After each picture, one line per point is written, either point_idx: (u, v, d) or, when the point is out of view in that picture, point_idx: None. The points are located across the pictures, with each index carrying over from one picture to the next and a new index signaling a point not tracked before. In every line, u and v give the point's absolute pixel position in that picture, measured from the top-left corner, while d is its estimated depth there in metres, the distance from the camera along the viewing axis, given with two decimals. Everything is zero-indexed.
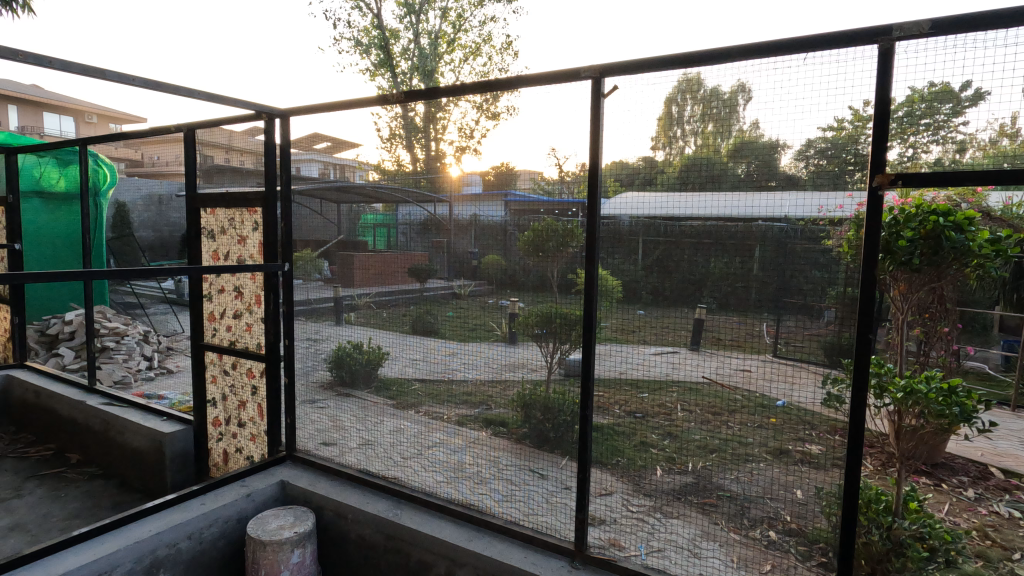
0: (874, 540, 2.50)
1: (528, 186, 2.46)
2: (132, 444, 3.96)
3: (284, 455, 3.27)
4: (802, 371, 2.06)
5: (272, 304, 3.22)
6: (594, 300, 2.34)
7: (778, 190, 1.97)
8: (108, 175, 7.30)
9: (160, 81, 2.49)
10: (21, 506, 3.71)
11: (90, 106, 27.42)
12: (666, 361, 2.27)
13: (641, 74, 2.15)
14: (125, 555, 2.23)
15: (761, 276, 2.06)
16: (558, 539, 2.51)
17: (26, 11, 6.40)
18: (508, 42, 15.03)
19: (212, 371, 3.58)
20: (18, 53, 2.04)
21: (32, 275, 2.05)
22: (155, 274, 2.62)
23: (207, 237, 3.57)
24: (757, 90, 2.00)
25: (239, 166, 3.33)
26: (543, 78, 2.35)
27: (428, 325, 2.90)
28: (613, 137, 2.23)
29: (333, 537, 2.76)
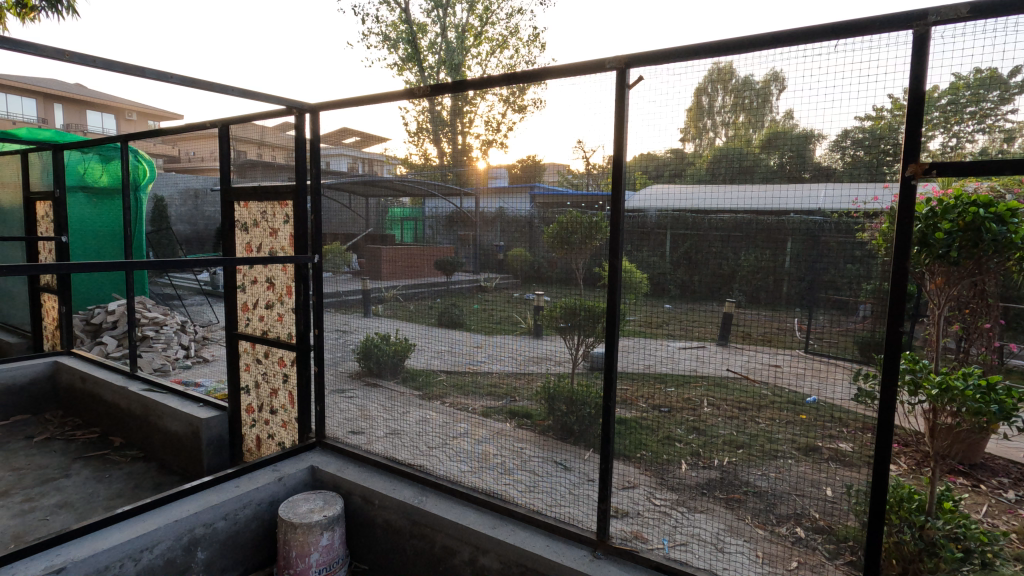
0: (906, 540, 2.45)
1: (554, 179, 2.47)
2: (170, 429, 4.12)
3: (313, 442, 3.32)
4: (835, 368, 2.06)
5: (303, 294, 3.30)
6: (619, 292, 2.31)
7: (811, 182, 1.93)
8: (147, 172, 7.53)
9: (196, 78, 2.57)
10: (69, 485, 3.91)
11: (130, 104, 28.39)
12: (693, 356, 2.35)
13: (667, 64, 2.12)
14: (164, 533, 2.33)
15: (793, 270, 2.02)
16: (581, 529, 2.37)
17: (71, 13, 6.65)
18: (536, 34, 14.97)
19: (246, 360, 3.70)
20: (64, 53, 2.13)
21: (77, 265, 2.14)
22: (190, 266, 2.69)
23: (241, 230, 3.67)
24: (789, 79, 1.96)
25: (271, 161, 3.44)
26: (569, 70, 2.33)
27: (454, 318, 2.95)
28: (639, 129, 2.20)
29: (360, 522, 2.83)
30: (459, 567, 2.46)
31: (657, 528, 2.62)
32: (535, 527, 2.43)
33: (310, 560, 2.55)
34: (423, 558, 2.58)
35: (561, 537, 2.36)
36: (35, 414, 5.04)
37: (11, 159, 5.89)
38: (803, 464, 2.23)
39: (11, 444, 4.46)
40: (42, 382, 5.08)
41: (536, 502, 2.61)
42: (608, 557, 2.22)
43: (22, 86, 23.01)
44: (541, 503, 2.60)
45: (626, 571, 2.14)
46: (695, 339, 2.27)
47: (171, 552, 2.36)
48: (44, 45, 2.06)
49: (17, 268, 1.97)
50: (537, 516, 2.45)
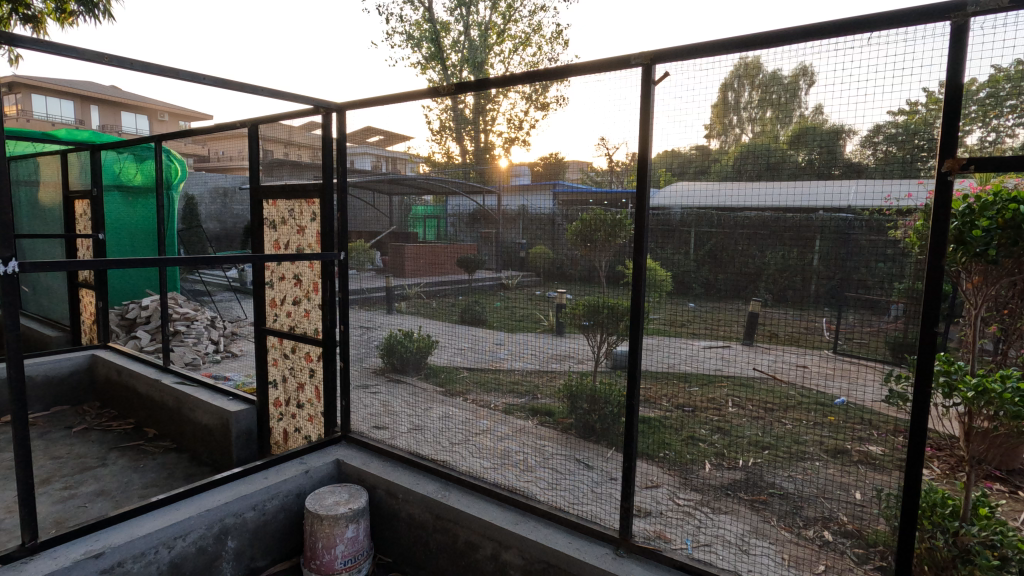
0: (939, 546, 2.38)
1: (576, 177, 2.42)
2: (201, 421, 4.23)
3: (338, 436, 3.37)
4: (864, 369, 2.08)
5: (329, 291, 3.32)
6: (644, 290, 2.26)
7: (841, 179, 1.90)
8: (179, 172, 7.73)
9: (227, 79, 2.64)
10: (106, 474, 4.04)
11: (163, 106, 29.16)
12: (717, 357, 2.50)
13: (693, 59, 2.08)
14: (197, 521, 2.40)
15: (821, 269, 1.99)
16: (604, 527, 2.36)
17: (107, 18, 6.85)
18: (559, 31, 14.91)
19: (273, 355, 3.77)
20: (103, 56, 2.21)
21: (114, 261, 2.22)
22: (221, 262, 2.75)
23: (269, 227, 3.75)
24: (820, 73, 1.91)
25: (296, 160, 3.49)
26: (591, 67, 2.32)
27: (476, 315, 3.02)
28: (665, 125, 2.15)
29: (384, 515, 2.86)
30: (481, 562, 2.47)
31: (680, 528, 2.62)
32: (557, 524, 2.43)
33: (335, 552, 2.59)
34: (446, 553, 2.60)
35: (583, 535, 2.35)
36: (73, 405, 5.23)
37: (51, 160, 6.11)
38: (833, 467, 2.24)
39: (51, 434, 4.64)
40: (80, 374, 5.26)
41: (558, 500, 2.61)
42: (630, 556, 2.21)
43: (60, 89, 23.83)
44: (563, 501, 2.59)
45: (650, 570, 2.13)
46: (720, 338, 2.32)
47: (203, 540, 2.43)
48: (84, 48, 2.14)
49: (59, 264, 2.05)
50: (560, 513, 2.45)
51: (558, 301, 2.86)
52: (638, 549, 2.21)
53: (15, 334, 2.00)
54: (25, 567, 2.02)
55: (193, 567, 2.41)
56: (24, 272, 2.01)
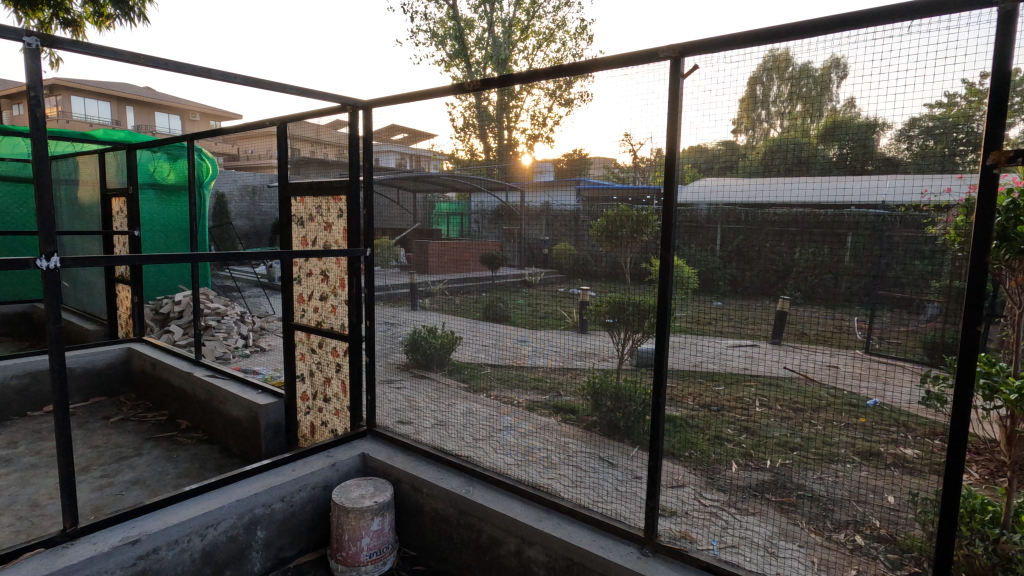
0: (977, 553, 2.30)
1: (600, 173, 2.40)
2: (231, 414, 4.32)
3: (364, 430, 3.40)
4: (899, 372, 2.14)
5: (356, 288, 3.36)
6: (671, 287, 2.17)
7: (876, 174, 1.84)
8: (209, 168, 7.91)
9: (258, 79, 2.68)
10: (141, 463, 4.17)
11: (195, 107, 29.89)
12: (743, 355, 2.45)
13: (724, 52, 2.02)
14: (227, 511, 2.46)
15: (853, 266, 1.97)
16: (629, 526, 2.32)
17: (142, 21, 7.01)
18: (583, 26, 14.80)
19: (300, 349, 3.84)
20: (139, 57, 2.27)
21: (150, 257, 2.28)
22: (249, 258, 2.78)
23: (297, 224, 3.80)
24: (854, 64, 1.85)
25: (324, 158, 3.58)
26: (618, 60, 2.28)
27: (498, 312, 3.10)
28: (693, 120, 2.11)
29: (408, 509, 2.89)
30: (505, 558, 2.47)
31: (706, 528, 2.58)
32: (582, 522, 2.39)
33: (361, 544, 2.63)
34: (470, 548, 2.61)
35: (608, 534, 2.31)
36: (111, 396, 5.39)
37: (89, 159, 6.31)
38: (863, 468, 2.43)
39: (90, 424, 4.81)
40: (117, 367, 5.43)
41: (582, 497, 2.59)
42: (656, 555, 2.16)
43: (97, 91, 24.61)
44: (587, 499, 2.57)
45: (677, 571, 2.07)
46: (747, 338, 2.27)
47: (234, 529, 2.49)
48: (121, 50, 2.20)
49: (97, 259, 2.11)
50: (584, 511, 2.40)
51: (582, 299, 2.85)
52: (664, 549, 2.16)
53: (56, 328, 2.07)
54: (67, 552, 2.09)
55: (225, 555, 2.46)
56: (66, 267, 2.08)
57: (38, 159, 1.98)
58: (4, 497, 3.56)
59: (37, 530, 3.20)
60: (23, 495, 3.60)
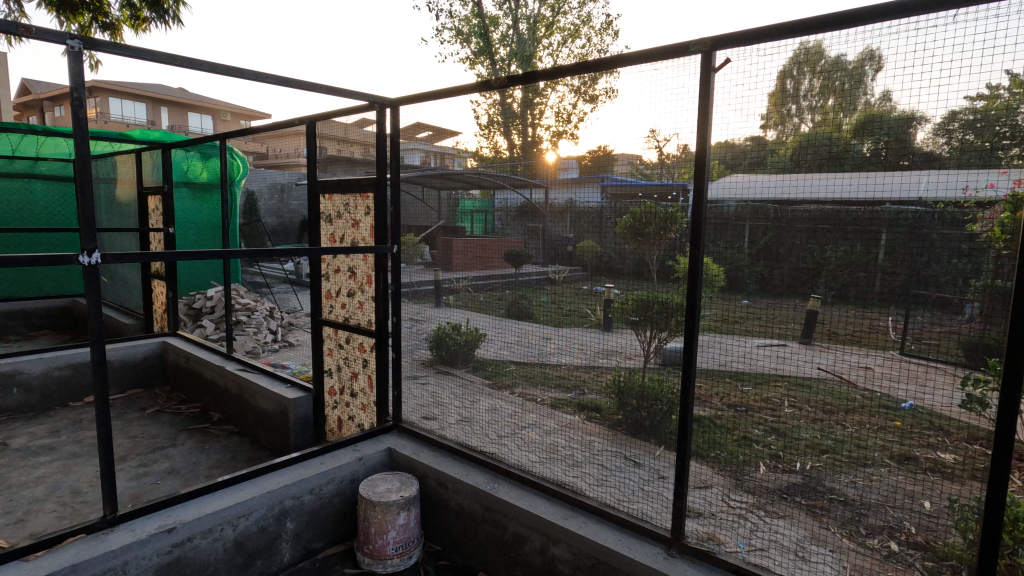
0: (1021, 564, 2.22)
1: (626, 170, 2.36)
2: (261, 407, 4.42)
3: (390, 425, 3.43)
4: (935, 371, 2.01)
5: (382, 284, 3.41)
6: (700, 285, 2.17)
7: (911, 170, 1.77)
8: (240, 168, 8.11)
9: (288, 78, 2.73)
10: (175, 454, 4.30)
11: (226, 107, 30.59)
12: (773, 356, 2.37)
13: (757, 45, 1.98)
14: (258, 502, 2.52)
15: (888, 265, 1.92)
16: (655, 526, 2.29)
17: (176, 23, 7.15)
18: (609, 21, 14.68)
19: (328, 345, 3.90)
20: (175, 58, 2.33)
21: (184, 253, 2.34)
22: (279, 255, 2.83)
23: (326, 221, 3.86)
24: (889, 57, 1.80)
25: (350, 156, 3.64)
26: (648, 55, 2.25)
27: (523, 309, 3.11)
28: (725, 114, 2.07)
29: (433, 504, 2.91)
30: (530, 555, 2.47)
31: (734, 531, 2.54)
32: (608, 521, 2.37)
33: (387, 537, 2.67)
34: (495, 544, 2.61)
35: (634, 533, 2.29)
36: (147, 388, 5.57)
37: (126, 159, 6.51)
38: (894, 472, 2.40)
39: (128, 415, 4.97)
40: (152, 360, 5.60)
41: (607, 497, 2.57)
42: (683, 556, 2.13)
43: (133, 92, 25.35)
44: (612, 498, 2.55)
45: (704, 573, 2.04)
46: (776, 338, 2.19)
47: (265, 520, 2.55)
48: (160, 51, 2.26)
49: (136, 255, 2.18)
50: (609, 510, 2.39)
51: (607, 296, 2.77)
52: (691, 550, 2.12)
53: (97, 322, 2.15)
54: (107, 537, 2.17)
55: (255, 545, 2.52)
56: (106, 263, 2.15)
57: (80, 158, 2.05)
58: (48, 484, 3.71)
59: (79, 516, 3.33)
60: (65, 482, 3.74)
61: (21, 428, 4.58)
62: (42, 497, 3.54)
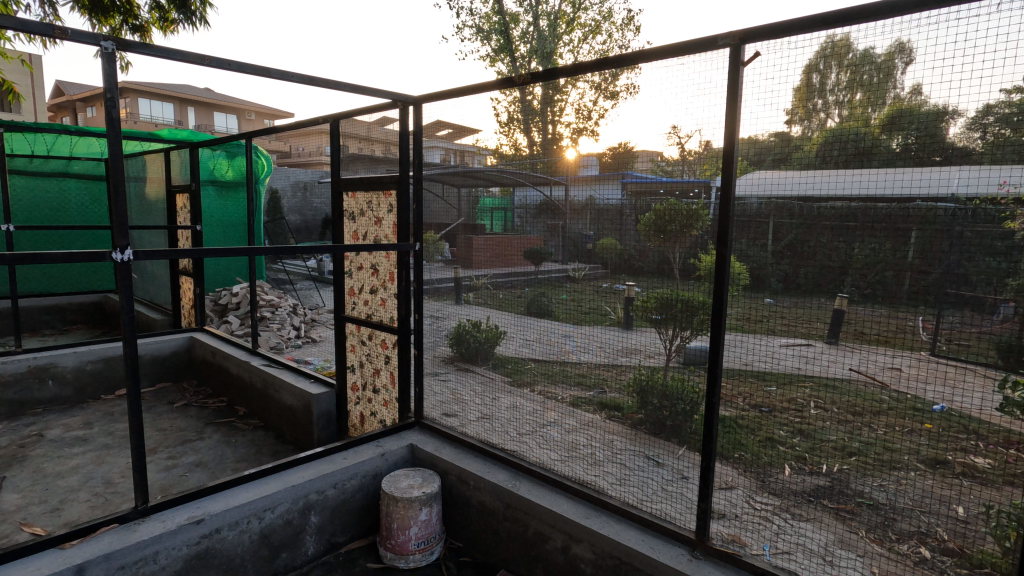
0: None
1: (646, 167, 2.33)
2: (285, 402, 4.49)
3: (412, 421, 3.42)
4: (968, 374, 2.04)
5: (405, 281, 3.35)
6: (727, 284, 2.09)
7: (945, 165, 1.73)
8: (265, 167, 8.23)
9: (313, 76, 2.76)
10: (203, 447, 4.39)
11: (250, 107, 31.11)
12: (797, 356, 2.45)
13: (787, 37, 1.90)
14: (283, 496, 2.56)
15: (919, 263, 1.87)
16: (679, 527, 2.26)
17: (203, 24, 7.24)
18: (630, 17, 14.55)
19: (351, 341, 3.93)
20: (204, 58, 2.37)
21: (210, 250, 2.37)
22: (301, 253, 2.84)
23: (349, 218, 3.89)
24: (919, 50, 1.73)
25: (373, 155, 3.72)
26: (673, 50, 2.19)
27: (543, 307, 3.14)
28: (753, 109, 1.99)
29: (455, 500, 2.92)
30: (551, 553, 2.45)
31: (759, 533, 2.50)
32: (630, 521, 2.35)
33: (409, 533, 2.69)
34: (517, 542, 2.61)
35: (657, 533, 2.26)
36: (175, 381, 5.70)
37: (155, 158, 6.65)
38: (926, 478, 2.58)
39: (157, 408, 5.10)
40: (180, 354, 5.73)
41: (629, 496, 2.55)
42: (708, 559, 2.10)
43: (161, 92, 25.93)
44: (633, 497, 2.53)
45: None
46: (799, 336, 2.23)
47: (289, 513, 2.59)
48: (188, 51, 2.30)
49: (165, 252, 2.22)
50: (632, 510, 2.36)
51: (628, 295, 2.81)
52: (716, 552, 2.09)
53: (129, 318, 2.20)
54: (138, 528, 2.22)
55: (280, 538, 2.56)
56: (137, 260, 2.20)
57: (113, 157, 2.09)
58: (82, 474, 3.82)
59: (111, 506, 3.42)
60: (98, 473, 3.85)
61: (56, 420, 4.73)
62: (76, 487, 3.65)
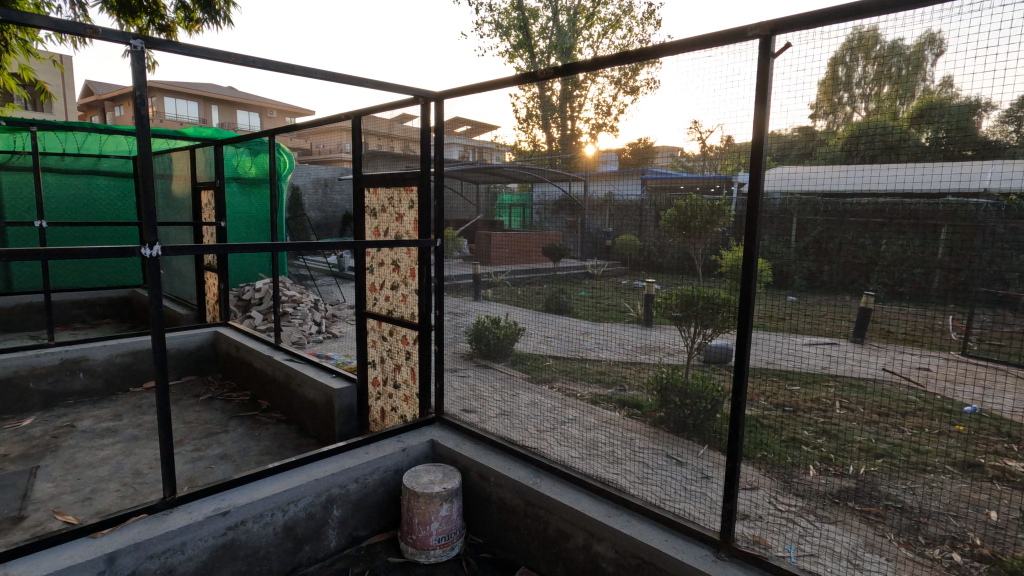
0: None
1: (667, 164, 2.26)
2: (307, 396, 4.55)
3: (433, 417, 3.45)
4: (1002, 375, 2.03)
5: (426, 278, 3.36)
6: (754, 280, 2.05)
7: (974, 160, 1.67)
8: (287, 163, 8.35)
9: (337, 73, 2.78)
10: (227, 439, 4.47)
11: (272, 105, 31.54)
12: (822, 353, 2.41)
13: (822, 27, 1.85)
14: (306, 489, 2.59)
15: (949, 262, 1.80)
16: (702, 528, 2.23)
17: (228, 23, 7.35)
18: (651, 10, 14.39)
19: (372, 337, 3.96)
20: (231, 55, 2.40)
21: (235, 246, 2.40)
22: (322, 248, 2.84)
23: (370, 215, 3.91)
24: (951, 40, 1.68)
25: (390, 151, 3.70)
26: (699, 42, 2.15)
27: (561, 304, 3.08)
28: (783, 102, 1.94)
29: (475, 497, 2.93)
30: (573, 552, 2.44)
31: (783, 535, 2.46)
32: (653, 521, 2.33)
33: (430, 528, 2.70)
34: (538, 539, 2.61)
35: (680, 533, 2.24)
36: (200, 375, 5.81)
37: (181, 155, 6.77)
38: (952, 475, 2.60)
39: (183, 401, 5.20)
40: (205, 348, 5.83)
41: (650, 495, 2.52)
42: (732, 560, 2.07)
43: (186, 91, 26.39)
44: (655, 497, 2.50)
45: None
46: (824, 334, 2.17)
47: (313, 507, 2.62)
48: (215, 49, 2.33)
49: (192, 248, 2.26)
50: (654, 509, 2.34)
51: (647, 292, 2.78)
52: (740, 554, 2.06)
53: (158, 312, 2.24)
54: (167, 518, 2.27)
55: (304, 531, 2.60)
56: (166, 255, 2.24)
57: (142, 154, 2.13)
58: (112, 464, 3.92)
59: (140, 496, 3.51)
60: (128, 463, 3.94)
61: (87, 411, 4.86)
62: (106, 477, 3.74)
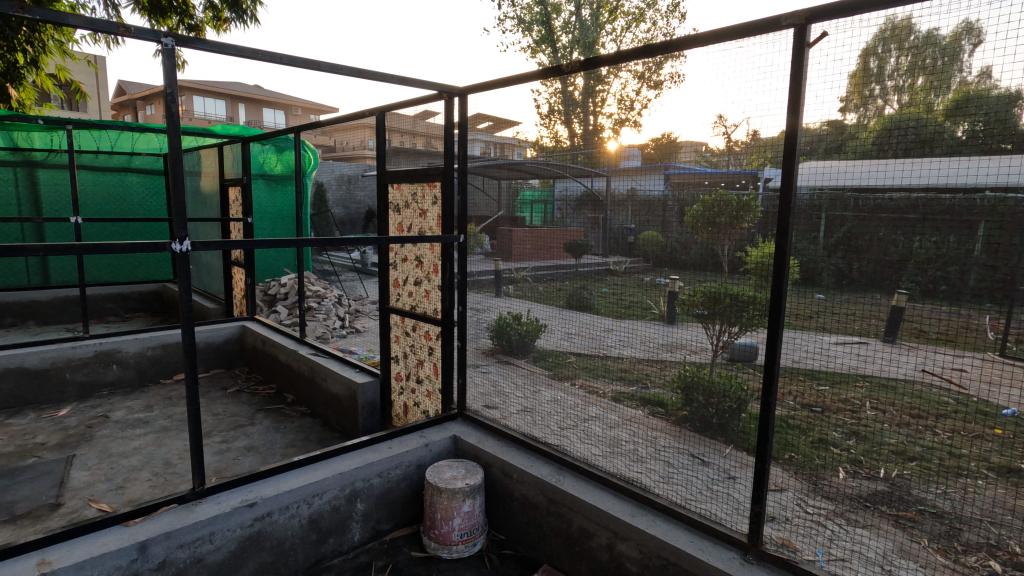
0: None
1: (691, 159, 2.19)
2: (331, 390, 4.60)
3: (455, 413, 3.45)
4: None
5: (449, 272, 3.39)
6: (785, 280, 1.99)
7: (1014, 154, 1.60)
8: (311, 159, 8.53)
9: (362, 69, 2.79)
10: (254, 432, 4.55)
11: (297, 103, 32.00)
12: (851, 353, 2.33)
13: (859, 15, 1.76)
14: (331, 482, 2.62)
15: (986, 259, 1.74)
16: (728, 529, 2.19)
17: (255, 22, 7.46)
18: (676, 3, 14.17)
19: (395, 332, 3.98)
20: (258, 53, 2.42)
21: (261, 242, 2.42)
22: (345, 244, 2.88)
23: (394, 211, 3.93)
24: (989, 29, 1.60)
25: (412, 147, 3.67)
26: (729, 33, 2.09)
27: (583, 302, 3.19)
28: (818, 91, 1.87)
29: (498, 493, 2.92)
30: (596, 550, 2.43)
31: (811, 538, 2.40)
32: (678, 521, 2.29)
33: (453, 523, 2.71)
34: (561, 537, 2.59)
35: (706, 534, 2.20)
36: (228, 368, 5.93)
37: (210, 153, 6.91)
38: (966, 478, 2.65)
39: (211, 394, 5.32)
40: (232, 342, 5.94)
41: (674, 495, 2.49)
42: (760, 563, 2.03)
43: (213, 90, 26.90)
44: (680, 497, 2.47)
45: None
46: (855, 334, 2.14)
47: (337, 500, 2.65)
48: (243, 46, 2.36)
49: (221, 243, 2.30)
50: (680, 510, 2.31)
51: (670, 288, 2.74)
52: (768, 557, 2.01)
53: (188, 307, 2.28)
54: (196, 508, 2.32)
55: (328, 523, 2.63)
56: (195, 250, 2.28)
57: (173, 151, 2.17)
58: (143, 455, 4.02)
59: (170, 486, 3.60)
60: (159, 454, 4.04)
61: (120, 402, 4.99)
62: (138, 467, 3.84)
